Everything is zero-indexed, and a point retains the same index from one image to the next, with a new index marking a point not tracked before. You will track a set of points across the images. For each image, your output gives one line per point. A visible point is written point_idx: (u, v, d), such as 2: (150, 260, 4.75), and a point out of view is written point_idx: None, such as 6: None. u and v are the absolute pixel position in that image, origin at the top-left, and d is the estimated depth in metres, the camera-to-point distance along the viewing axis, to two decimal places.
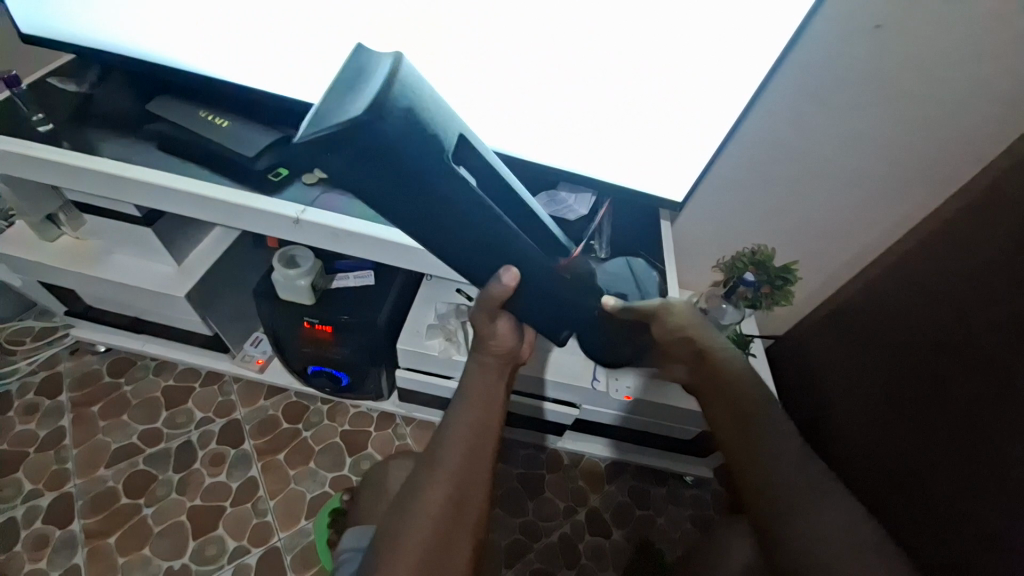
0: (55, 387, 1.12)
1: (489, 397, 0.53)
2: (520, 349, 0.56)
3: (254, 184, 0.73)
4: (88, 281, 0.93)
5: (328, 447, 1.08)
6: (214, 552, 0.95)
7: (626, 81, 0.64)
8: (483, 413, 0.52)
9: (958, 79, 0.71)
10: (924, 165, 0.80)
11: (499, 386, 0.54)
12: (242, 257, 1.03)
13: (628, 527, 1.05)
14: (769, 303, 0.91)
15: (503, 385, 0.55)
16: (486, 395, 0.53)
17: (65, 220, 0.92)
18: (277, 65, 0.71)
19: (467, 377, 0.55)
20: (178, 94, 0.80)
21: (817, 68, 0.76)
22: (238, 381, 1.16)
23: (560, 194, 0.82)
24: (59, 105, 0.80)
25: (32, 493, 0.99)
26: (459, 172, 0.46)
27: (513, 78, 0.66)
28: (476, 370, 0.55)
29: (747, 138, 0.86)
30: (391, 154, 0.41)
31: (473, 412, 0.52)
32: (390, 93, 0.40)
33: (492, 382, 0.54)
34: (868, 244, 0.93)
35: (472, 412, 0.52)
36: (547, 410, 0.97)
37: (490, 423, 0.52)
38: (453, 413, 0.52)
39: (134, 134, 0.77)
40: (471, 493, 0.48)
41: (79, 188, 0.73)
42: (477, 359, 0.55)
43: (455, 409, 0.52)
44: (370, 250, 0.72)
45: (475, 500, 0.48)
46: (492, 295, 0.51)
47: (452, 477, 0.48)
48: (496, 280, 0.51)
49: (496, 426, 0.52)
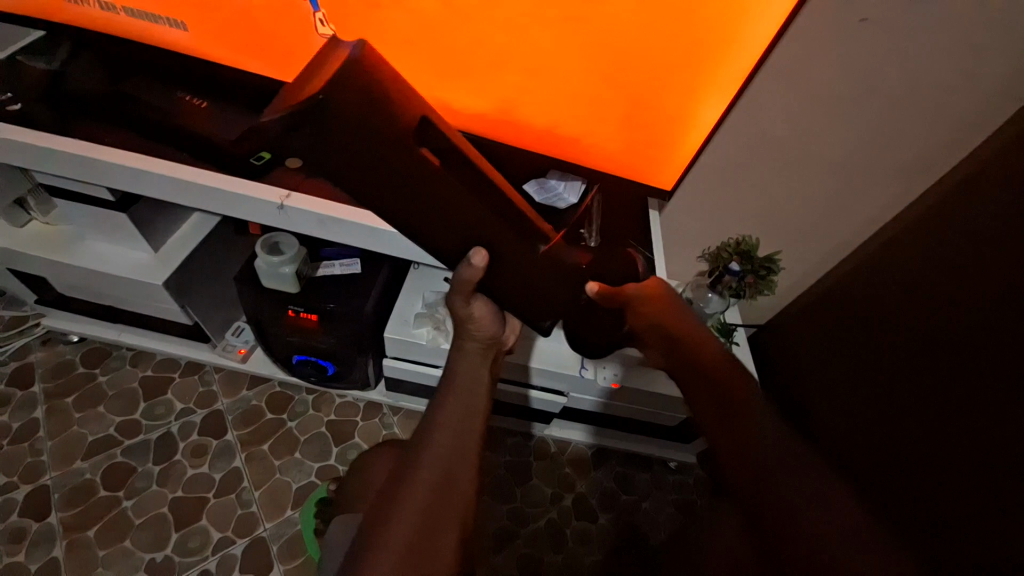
0: (27, 378, 1.08)
1: (473, 382, 0.53)
2: (501, 332, 0.58)
3: (234, 168, 0.70)
4: (61, 268, 0.90)
5: (313, 437, 1.07)
6: (198, 544, 0.94)
7: (620, 65, 0.63)
8: (468, 399, 0.52)
9: (940, 76, 0.73)
10: (904, 158, 0.82)
11: (483, 370, 0.55)
12: (223, 244, 1.00)
13: (613, 512, 1.07)
14: (752, 291, 0.91)
15: (488, 372, 0.56)
16: (470, 379, 0.53)
17: (34, 204, 0.88)
18: (261, 45, 0.68)
19: (451, 364, 0.55)
20: (154, 73, 0.77)
21: (802, 60, 0.77)
22: (220, 371, 1.14)
23: (550, 181, 0.78)
24: (27, 83, 0.76)
25: (6, 486, 0.96)
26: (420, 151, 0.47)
27: (502, 64, 0.65)
28: (460, 356, 0.55)
29: (732, 129, 0.87)
30: (352, 138, 0.44)
31: (459, 399, 0.52)
32: (349, 77, 0.43)
33: (477, 368, 0.54)
34: (850, 234, 0.95)
35: (456, 396, 0.52)
36: (531, 397, 0.97)
37: (476, 408, 0.52)
38: (436, 398, 0.52)
39: (106, 115, 0.74)
40: (457, 473, 0.48)
41: (49, 170, 0.70)
42: (460, 344, 0.56)
43: (438, 395, 0.52)
44: (356, 237, 0.70)
45: (461, 485, 0.48)
46: (468, 278, 0.52)
47: (441, 463, 0.48)
48: (466, 264, 0.52)
49: (482, 412, 0.52)
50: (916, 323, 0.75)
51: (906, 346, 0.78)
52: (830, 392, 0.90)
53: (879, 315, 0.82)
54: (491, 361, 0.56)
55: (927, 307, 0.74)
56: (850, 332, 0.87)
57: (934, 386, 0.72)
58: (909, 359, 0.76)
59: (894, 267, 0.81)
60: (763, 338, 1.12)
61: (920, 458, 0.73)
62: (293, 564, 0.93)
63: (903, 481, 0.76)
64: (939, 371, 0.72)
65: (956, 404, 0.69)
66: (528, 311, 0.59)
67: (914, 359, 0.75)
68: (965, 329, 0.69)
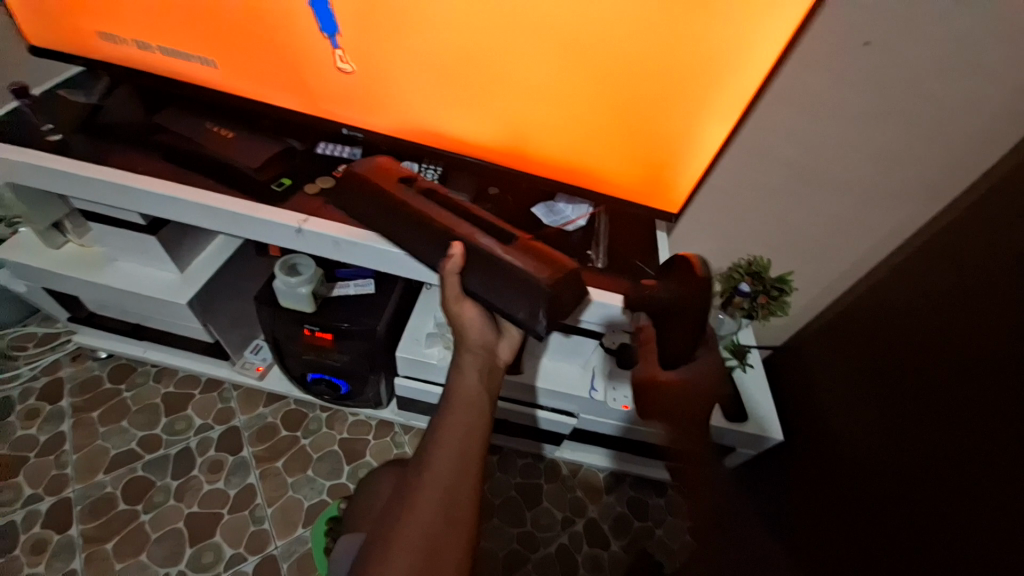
0: (57, 392, 1.13)
1: (471, 399, 0.51)
2: (497, 345, 0.57)
3: (258, 194, 0.74)
4: (93, 288, 0.94)
5: (326, 455, 1.08)
6: (211, 559, 0.95)
7: (623, 92, 0.65)
8: (467, 418, 0.51)
9: (948, 96, 0.73)
10: (916, 178, 0.82)
11: (482, 387, 0.52)
12: (245, 265, 1.04)
13: (626, 538, 1.05)
14: (764, 312, 0.90)
15: (485, 387, 0.53)
16: (469, 395, 0.51)
17: (71, 227, 0.94)
18: (287, 78, 0.73)
19: (449, 379, 0.53)
20: (186, 106, 0.82)
21: (806, 83, 0.78)
22: (238, 388, 1.17)
23: (559, 205, 0.83)
24: (69, 115, 0.82)
25: (31, 498, 0.99)
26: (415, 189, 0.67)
27: (509, 93, 0.68)
28: (457, 372, 0.54)
29: (739, 151, 0.88)
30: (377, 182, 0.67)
31: (457, 418, 0.51)
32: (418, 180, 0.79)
33: (473, 384, 0.52)
34: (865, 253, 0.94)
35: (456, 414, 0.51)
36: (539, 417, 0.96)
37: (475, 427, 0.51)
38: (437, 415, 0.52)
39: (140, 144, 0.79)
40: (460, 493, 0.48)
41: (86, 196, 0.75)
42: (458, 357, 0.54)
43: (439, 412, 0.52)
44: (369, 259, 0.73)
45: (461, 507, 0.48)
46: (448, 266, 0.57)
47: (440, 485, 0.48)
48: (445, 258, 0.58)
49: (481, 430, 0.51)
50: (920, 343, 0.74)
51: (904, 367, 0.75)
52: (842, 416, 0.88)
53: (889, 335, 0.80)
54: (493, 377, 0.54)
55: (930, 327, 0.72)
56: (862, 351, 0.85)
57: (934, 407, 0.69)
58: (914, 379, 0.74)
59: (907, 286, 0.79)
60: (779, 360, 1.10)
61: (912, 481, 0.70)
62: None
63: (893, 509, 0.71)
64: (936, 388, 0.69)
65: (950, 424, 0.66)
66: (510, 307, 0.57)
67: (916, 379, 0.73)
68: (960, 347, 0.67)
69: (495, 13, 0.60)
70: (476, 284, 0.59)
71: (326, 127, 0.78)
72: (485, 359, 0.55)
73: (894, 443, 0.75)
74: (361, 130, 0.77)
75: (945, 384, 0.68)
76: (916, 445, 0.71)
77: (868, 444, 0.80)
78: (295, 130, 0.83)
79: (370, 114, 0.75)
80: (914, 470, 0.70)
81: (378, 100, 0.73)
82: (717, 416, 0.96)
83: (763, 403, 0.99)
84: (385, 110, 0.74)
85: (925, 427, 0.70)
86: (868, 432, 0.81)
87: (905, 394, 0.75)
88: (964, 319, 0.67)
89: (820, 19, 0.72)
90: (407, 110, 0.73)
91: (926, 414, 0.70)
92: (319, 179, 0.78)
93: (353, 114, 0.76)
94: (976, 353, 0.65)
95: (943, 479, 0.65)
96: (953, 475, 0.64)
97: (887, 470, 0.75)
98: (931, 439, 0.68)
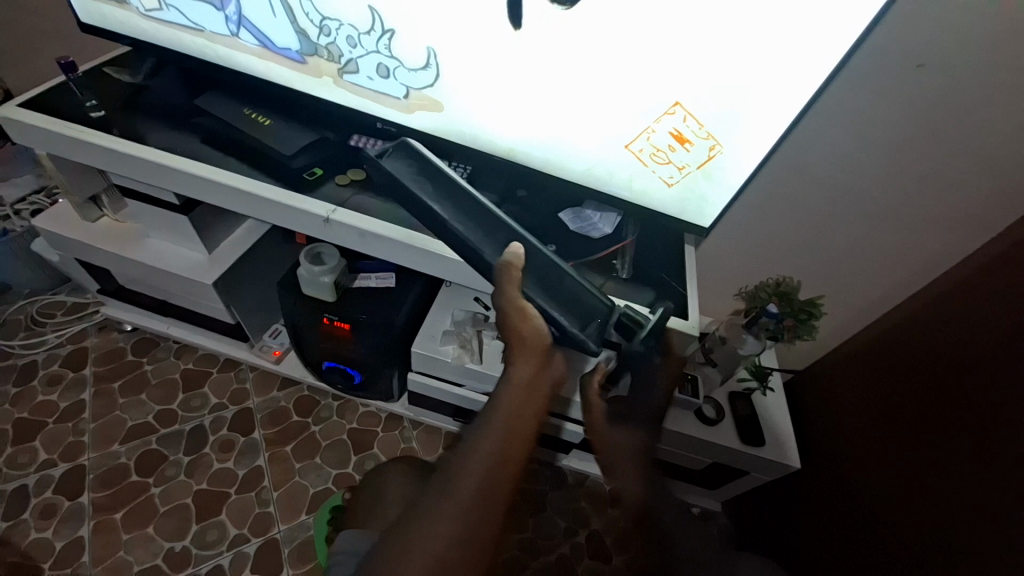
0: (80, 360, 1.16)
1: (515, 422, 0.52)
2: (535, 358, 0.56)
3: (290, 183, 0.75)
4: (123, 261, 0.97)
5: (334, 443, 1.09)
6: (215, 538, 0.96)
7: (666, 102, 0.62)
8: (506, 444, 0.50)
9: (1004, 124, 0.69)
10: (960, 207, 0.78)
11: (526, 412, 0.53)
12: (273, 250, 1.05)
13: (629, 554, 1.03)
14: (790, 336, 0.87)
15: (532, 411, 0.54)
16: (514, 420, 0.52)
17: (107, 202, 0.97)
18: (330, 70, 0.74)
19: (497, 393, 0.54)
20: (228, 92, 0.84)
21: (854, 102, 0.75)
22: (255, 370, 1.19)
23: (586, 211, 0.81)
24: (114, 92, 0.84)
25: (46, 462, 1.02)
26: (453, 176, 0.64)
27: (545, 98, 0.67)
28: (507, 385, 0.54)
29: (777, 166, 0.85)
30: (418, 157, 0.65)
31: (495, 441, 0.50)
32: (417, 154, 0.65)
33: (520, 406, 0.53)
34: (901, 280, 0.91)
35: (495, 433, 0.51)
36: (565, 429, 0.96)
37: (511, 456, 0.50)
38: (477, 430, 0.51)
39: (182, 126, 0.81)
40: (480, 533, 0.46)
41: (126, 173, 0.77)
42: (511, 370, 0.55)
43: (478, 425, 0.52)
44: (391, 252, 0.73)
45: (480, 541, 0.46)
46: (514, 265, 0.56)
47: (463, 510, 0.46)
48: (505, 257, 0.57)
49: (518, 456, 0.50)
50: (944, 379, 0.71)
51: (929, 405, 0.72)
52: (859, 448, 0.84)
53: (916, 367, 0.76)
54: (539, 401, 0.55)
55: (961, 365, 0.69)
56: (887, 383, 0.82)
57: (961, 447, 0.65)
58: (941, 418, 0.69)
59: (935, 320, 0.76)
60: (800, 385, 1.07)
61: (933, 524, 0.66)
62: (302, 570, 0.94)
63: (913, 550, 0.68)
64: (962, 428, 0.66)
65: (976, 470, 0.62)
66: (569, 322, 0.59)
67: (942, 417, 0.69)
68: (998, 387, 0.63)
69: (539, 10, 0.58)
70: (536, 290, 0.60)
71: (362, 118, 0.79)
72: (536, 377, 0.56)
73: (914, 481, 0.71)
74: (395, 125, 0.79)
75: (971, 424, 0.65)
76: (936, 485, 0.67)
77: (887, 481, 0.76)
78: (329, 121, 0.84)
79: (407, 112, 0.76)
80: (937, 517, 0.66)
81: (415, 96, 0.73)
82: (736, 440, 0.94)
83: (782, 430, 0.95)
84: (422, 108, 0.74)
85: (948, 469, 0.66)
86: (886, 467, 0.77)
87: (928, 430, 0.71)
88: (1005, 357, 0.63)
89: (874, 39, 0.69)
90: (446, 108, 0.73)
91: (948, 454, 0.67)
92: (350, 171, 0.79)
93: (390, 110, 0.77)
94: (1008, 394, 0.61)
95: (967, 526, 0.61)
96: (977, 524, 0.60)
97: (909, 511, 0.71)
98: (955, 484, 0.65)
